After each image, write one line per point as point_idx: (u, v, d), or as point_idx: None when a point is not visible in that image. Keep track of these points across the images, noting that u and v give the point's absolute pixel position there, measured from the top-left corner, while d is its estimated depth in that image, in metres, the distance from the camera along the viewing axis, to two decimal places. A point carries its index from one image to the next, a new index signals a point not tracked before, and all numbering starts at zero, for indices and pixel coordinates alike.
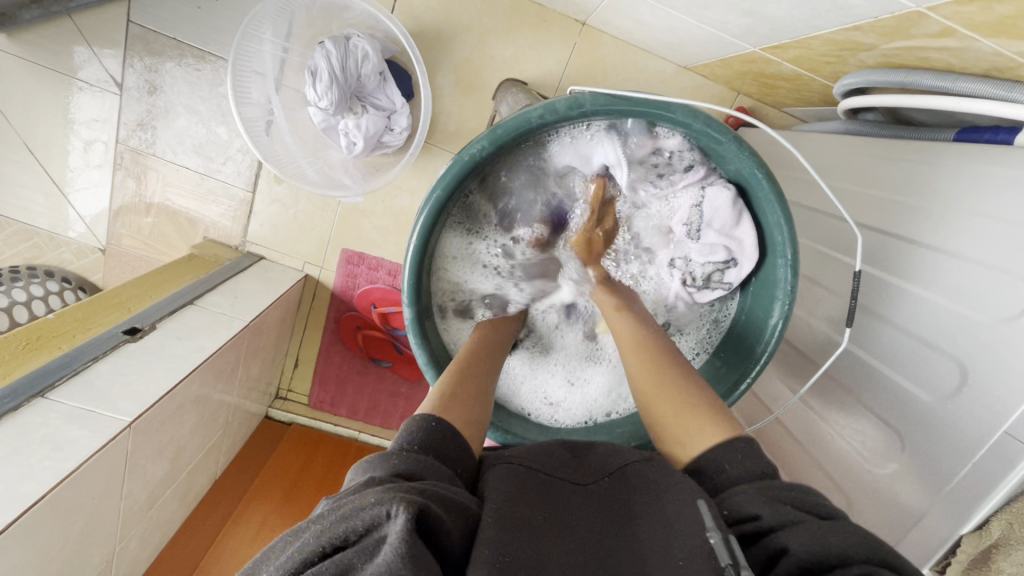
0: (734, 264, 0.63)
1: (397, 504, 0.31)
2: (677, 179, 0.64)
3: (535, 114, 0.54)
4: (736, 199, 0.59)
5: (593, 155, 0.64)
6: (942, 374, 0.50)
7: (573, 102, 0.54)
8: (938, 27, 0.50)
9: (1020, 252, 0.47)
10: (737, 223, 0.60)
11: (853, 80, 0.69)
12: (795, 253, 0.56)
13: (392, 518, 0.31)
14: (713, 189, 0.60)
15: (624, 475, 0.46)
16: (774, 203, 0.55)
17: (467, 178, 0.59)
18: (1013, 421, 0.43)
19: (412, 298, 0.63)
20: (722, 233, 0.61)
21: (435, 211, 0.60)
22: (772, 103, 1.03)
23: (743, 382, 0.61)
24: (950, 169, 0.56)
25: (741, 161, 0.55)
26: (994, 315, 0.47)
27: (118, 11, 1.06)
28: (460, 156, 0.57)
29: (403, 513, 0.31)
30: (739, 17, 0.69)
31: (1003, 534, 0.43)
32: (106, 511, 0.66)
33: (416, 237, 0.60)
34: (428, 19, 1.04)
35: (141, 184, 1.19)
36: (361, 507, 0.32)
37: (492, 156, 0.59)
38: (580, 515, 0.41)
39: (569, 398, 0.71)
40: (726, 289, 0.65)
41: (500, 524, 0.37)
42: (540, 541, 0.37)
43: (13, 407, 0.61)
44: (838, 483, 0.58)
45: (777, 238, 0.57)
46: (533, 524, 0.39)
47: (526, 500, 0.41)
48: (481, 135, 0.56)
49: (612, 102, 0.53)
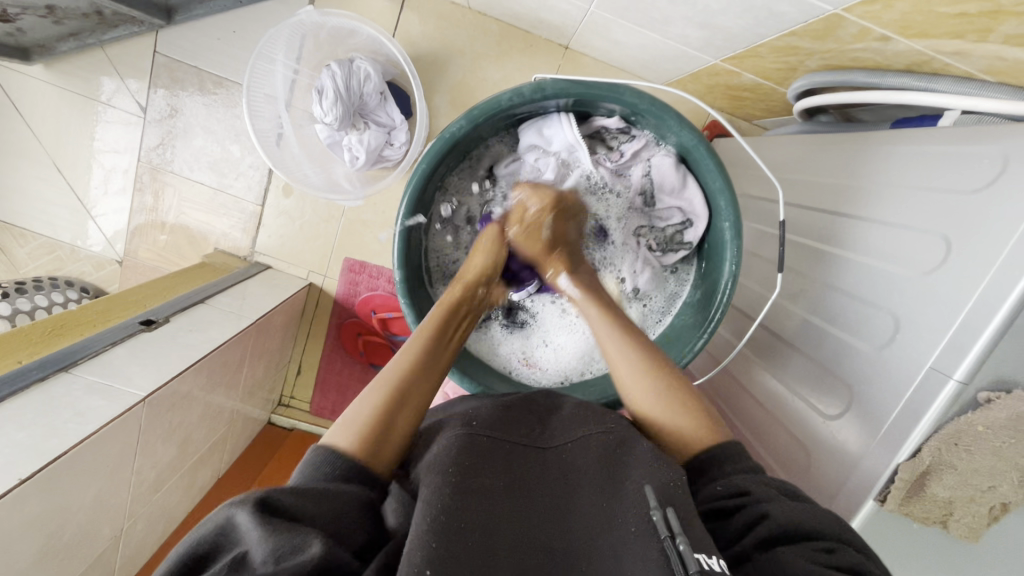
0: (690, 224, 0.74)
1: (240, 500, 0.42)
2: (626, 149, 0.74)
3: (505, 97, 0.64)
4: (679, 164, 0.71)
5: (554, 138, 0.73)
6: (880, 326, 0.56)
7: (537, 87, 0.64)
8: (857, 28, 0.58)
9: (939, 212, 0.53)
10: (684, 185, 0.72)
11: (802, 84, 0.76)
12: (737, 215, 0.65)
13: (239, 516, 0.41)
14: (659, 157, 0.72)
15: (577, 445, 0.52)
16: (715, 171, 0.65)
17: (448, 153, 0.69)
18: (935, 357, 0.48)
19: (402, 261, 0.70)
20: (674, 197, 0.73)
21: (421, 182, 0.68)
22: (744, 117, 1.11)
23: (698, 339, 0.68)
24: (885, 151, 0.63)
25: (683, 136, 0.66)
26: (920, 269, 0.53)
27: (146, 43, 1.18)
28: (441, 134, 0.67)
29: (243, 505, 0.41)
30: (696, 30, 0.77)
31: (935, 460, 0.47)
32: (119, 480, 0.71)
33: (404, 206, 0.68)
34: (424, 46, 1.16)
35: (159, 199, 1.28)
36: (218, 517, 0.42)
37: (469, 133, 0.69)
38: (532, 483, 0.48)
39: (545, 360, 0.80)
40: (688, 248, 0.75)
41: (455, 495, 0.44)
42: (494, 509, 0.45)
43: (40, 376, 0.68)
44: (802, 442, 0.63)
45: (721, 204, 0.67)
46: (490, 492, 0.46)
47: (485, 469, 0.48)
48: (459, 116, 0.66)
49: (570, 86, 0.64)
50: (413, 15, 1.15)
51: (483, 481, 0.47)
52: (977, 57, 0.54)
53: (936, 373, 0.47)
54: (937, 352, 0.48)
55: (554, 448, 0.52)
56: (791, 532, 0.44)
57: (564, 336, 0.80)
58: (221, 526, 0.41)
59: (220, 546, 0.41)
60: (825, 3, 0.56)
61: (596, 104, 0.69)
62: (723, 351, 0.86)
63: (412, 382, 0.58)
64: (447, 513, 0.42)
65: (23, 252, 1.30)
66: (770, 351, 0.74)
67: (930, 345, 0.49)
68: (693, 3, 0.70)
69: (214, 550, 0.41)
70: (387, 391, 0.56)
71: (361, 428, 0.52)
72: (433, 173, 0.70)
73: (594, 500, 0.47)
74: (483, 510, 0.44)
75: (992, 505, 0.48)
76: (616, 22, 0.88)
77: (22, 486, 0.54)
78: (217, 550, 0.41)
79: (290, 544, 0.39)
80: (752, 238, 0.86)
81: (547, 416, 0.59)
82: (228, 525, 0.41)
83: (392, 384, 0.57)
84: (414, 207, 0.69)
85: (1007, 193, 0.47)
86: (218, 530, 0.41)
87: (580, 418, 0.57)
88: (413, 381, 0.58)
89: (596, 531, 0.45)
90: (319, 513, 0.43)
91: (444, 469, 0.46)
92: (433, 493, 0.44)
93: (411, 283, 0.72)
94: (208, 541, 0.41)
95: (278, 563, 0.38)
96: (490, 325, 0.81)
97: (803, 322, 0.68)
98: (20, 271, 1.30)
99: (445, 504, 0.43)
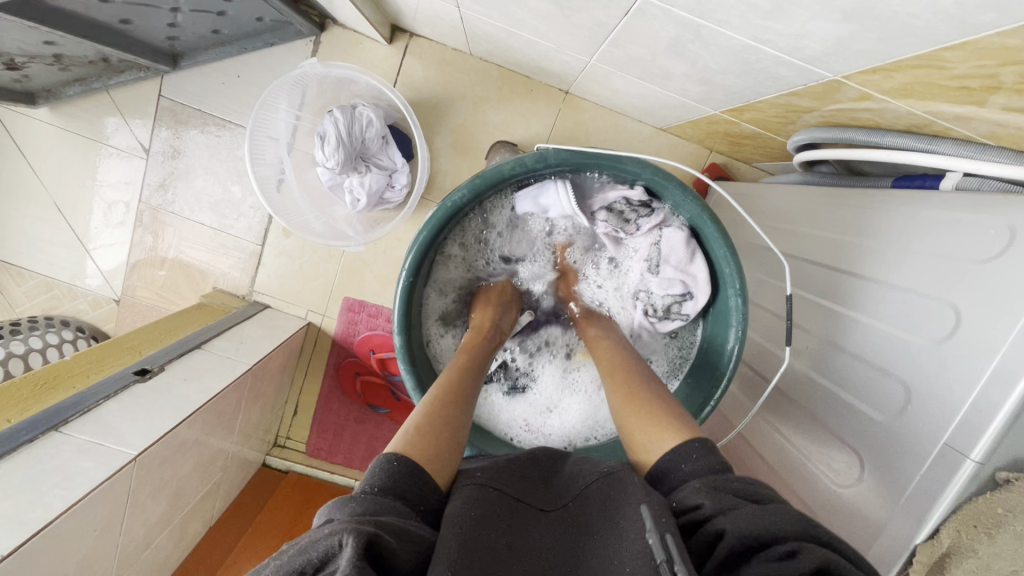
0: (690, 297, 0.73)
1: (349, 534, 0.37)
2: (643, 224, 0.72)
3: (507, 167, 0.64)
4: (689, 239, 0.69)
5: (551, 206, 0.74)
6: (890, 396, 0.54)
7: (539, 157, 0.64)
8: (858, 92, 0.58)
9: (946, 280, 0.52)
10: (691, 260, 0.70)
11: (801, 138, 0.77)
12: (743, 282, 0.65)
13: (347, 545, 0.36)
14: (669, 231, 0.70)
15: (580, 501, 0.52)
16: (720, 240, 0.64)
17: (449, 220, 0.69)
18: (950, 433, 0.47)
19: (401, 328, 0.69)
20: (678, 269, 0.71)
21: (421, 250, 0.68)
22: (742, 160, 1.12)
23: (706, 407, 0.68)
24: (887, 212, 0.62)
25: (689, 206, 0.65)
26: (930, 338, 0.52)
27: (151, 87, 1.19)
28: (442, 203, 0.66)
29: (353, 543, 0.36)
30: (696, 85, 0.78)
31: (954, 542, 0.45)
32: (106, 543, 0.68)
33: (404, 274, 0.67)
34: (426, 91, 1.17)
35: (159, 239, 1.27)
36: (320, 542, 0.37)
37: (470, 200, 0.68)
38: (539, 540, 0.47)
39: (551, 425, 0.79)
40: (684, 319, 0.75)
41: (462, 548, 0.42)
42: (503, 567, 0.43)
43: (29, 437, 0.66)
44: (815, 508, 0.61)
45: (727, 272, 0.66)
46: (498, 551, 0.44)
47: (491, 525, 0.46)
48: (461, 185, 0.66)
49: (571, 155, 0.64)
50: (415, 61, 1.17)
51: (489, 537, 0.45)
52: (977, 122, 0.54)
53: (951, 450, 0.46)
54: (951, 429, 0.47)
55: (563, 505, 0.51)
56: (752, 543, 0.41)
57: (569, 398, 0.79)
58: (323, 555, 0.37)
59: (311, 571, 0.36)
60: (825, 70, 0.56)
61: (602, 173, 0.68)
62: (728, 402, 0.84)
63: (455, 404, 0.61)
64: (454, 564, 0.40)
65: (20, 291, 1.29)
66: (777, 407, 0.73)
67: (945, 422, 0.48)
68: (693, 63, 0.70)
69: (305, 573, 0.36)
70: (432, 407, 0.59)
71: (420, 435, 0.53)
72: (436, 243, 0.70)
73: (604, 554, 0.45)
74: (490, 564, 0.42)
75: None
76: (616, 74, 0.89)
77: (5, 563, 0.52)
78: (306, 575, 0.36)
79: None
80: (755, 287, 0.85)
81: (551, 474, 0.57)
82: (329, 551, 0.36)
83: (436, 400, 0.60)
84: (414, 275, 0.69)
85: (1017, 267, 0.46)
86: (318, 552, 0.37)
87: (581, 472, 0.56)
88: (455, 401, 0.61)
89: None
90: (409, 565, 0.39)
91: (451, 522, 0.45)
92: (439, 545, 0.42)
93: (412, 347, 0.71)
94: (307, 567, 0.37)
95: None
96: (489, 389, 0.80)
97: (810, 380, 0.67)
98: (16, 310, 1.29)
99: (449, 557, 0.41)
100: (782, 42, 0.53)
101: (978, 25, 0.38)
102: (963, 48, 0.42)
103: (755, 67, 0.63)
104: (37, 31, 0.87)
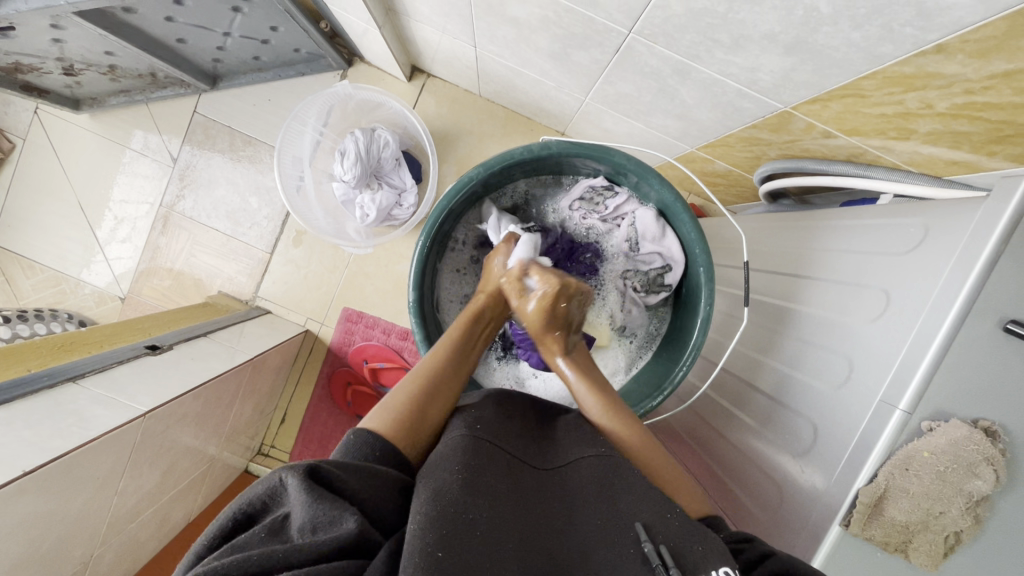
0: (669, 268, 0.82)
1: (287, 468, 0.44)
2: (610, 204, 0.84)
3: (517, 152, 0.75)
4: (659, 218, 0.81)
5: (578, 197, 0.86)
6: (837, 369, 0.62)
7: (544, 145, 0.75)
8: (804, 123, 0.70)
9: (881, 271, 0.62)
10: (663, 235, 0.81)
11: (765, 170, 0.87)
12: (709, 260, 0.75)
13: (287, 478, 0.44)
14: (641, 211, 0.82)
15: (575, 465, 0.54)
16: (689, 223, 0.76)
17: (466, 195, 0.79)
18: (884, 391, 0.54)
19: (416, 288, 0.78)
20: (655, 244, 0.82)
21: (439, 219, 0.78)
22: (716, 203, 1.25)
23: (677, 371, 0.76)
24: (832, 225, 0.74)
25: (665, 193, 0.76)
26: (870, 317, 0.61)
27: (187, 104, 1.31)
28: (462, 178, 0.77)
29: (291, 473, 0.44)
30: (674, 121, 0.90)
31: (888, 483, 0.52)
32: (104, 497, 0.70)
33: (423, 237, 0.78)
34: (438, 125, 1.31)
35: (171, 242, 1.34)
36: (267, 480, 0.45)
37: (484, 180, 0.79)
38: (531, 494, 0.49)
39: (536, 388, 0.88)
40: (668, 290, 0.84)
41: (464, 496, 0.45)
42: (502, 508, 0.46)
43: (48, 385, 0.72)
44: (779, 481, 0.67)
45: (695, 251, 0.76)
46: (497, 494, 0.47)
47: (489, 475, 0.49)
48: (478, 164, 0.77)
49: (570, 147, 0.75)
50: (429, 98, 1.31)
51: (488, 483, 0.48)
52: (899, 151, 0.65)
53: (884, 405, 0.54)
54: (884, 388, 0.54)
55: (550, 468, 0.54)
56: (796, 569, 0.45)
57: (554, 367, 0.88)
58: (268, 489, 0.44)
59: (267, 508, 0.44)
60: (778, 101, 0.68)
61: (590, 163, 0.81)
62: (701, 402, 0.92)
63: (437, 390, 0.62)
64: (456, 505, 0.44)
65: (28, 283, 1.34)
66: (745, 400, 0.79)
67: (880, 380, 0.55)
68: (672, 99, 0.82)
69: (259, 511, 0.45)
70: (416, 389, 0.60)
71: (395, 417, 0.56)
72: (449, 213, 0.80)
73: (591, 513, 0.49)
74: (489, 507, 0.45)
75: (946, 534, 0.51)
76: (607, 112, 1.02)
77: (22, 479, 0.56)
78: (264, 511, 0.44)
79: (327, 515, 0.42)
80: (725, 300, 0.94)
81: (545, 438, 0.59)
82: (275, 488, 0.44)
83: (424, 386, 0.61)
84: (432, 239, 0.79)
85: (930, 251, 0.57)
86: (267, 491, 0.44)
87: (580, 438, 0.59)
88: (439, 386, 0.62)
89: (596, 546, 0.46)
90: (358, 489, 0.46)
91: (451, 469, 0.48)
92: (440, 486, 0.45)
93: (424, 306, 0.80)
94: (256, 501, 0.44)
95: (315, 533, 0.41)
96: (488, 354, 0.90)
97: (775, 372, 0.74)
98: (19, 301, 1.33)
99: (451, 495, 0.45)
100: (741, 75, 0.66)
101: (881, 54, 0.52)
102: (875, 77, 0.55)
103: (723, 100, 0.75)
104: (104, 40, 1.00)
